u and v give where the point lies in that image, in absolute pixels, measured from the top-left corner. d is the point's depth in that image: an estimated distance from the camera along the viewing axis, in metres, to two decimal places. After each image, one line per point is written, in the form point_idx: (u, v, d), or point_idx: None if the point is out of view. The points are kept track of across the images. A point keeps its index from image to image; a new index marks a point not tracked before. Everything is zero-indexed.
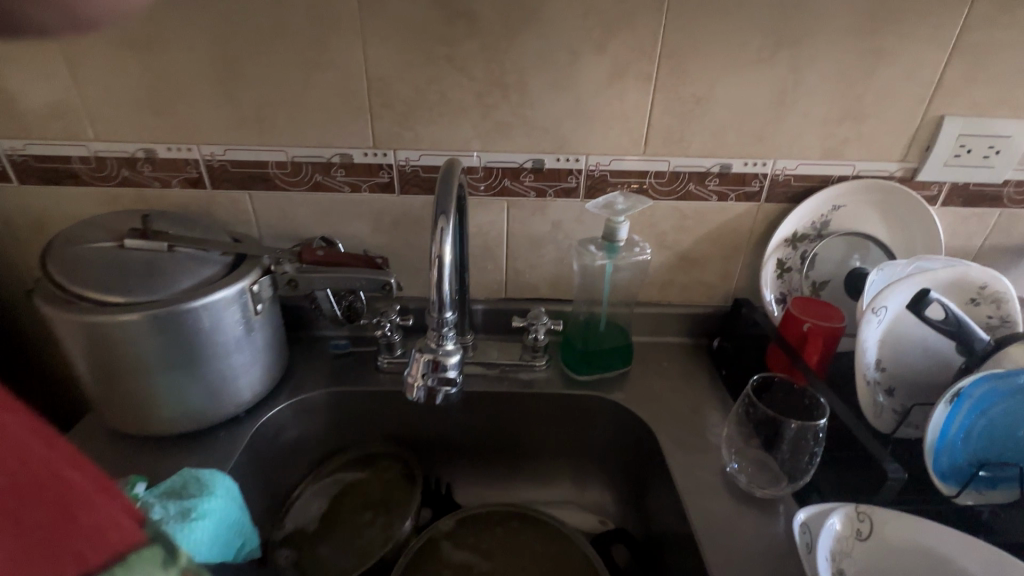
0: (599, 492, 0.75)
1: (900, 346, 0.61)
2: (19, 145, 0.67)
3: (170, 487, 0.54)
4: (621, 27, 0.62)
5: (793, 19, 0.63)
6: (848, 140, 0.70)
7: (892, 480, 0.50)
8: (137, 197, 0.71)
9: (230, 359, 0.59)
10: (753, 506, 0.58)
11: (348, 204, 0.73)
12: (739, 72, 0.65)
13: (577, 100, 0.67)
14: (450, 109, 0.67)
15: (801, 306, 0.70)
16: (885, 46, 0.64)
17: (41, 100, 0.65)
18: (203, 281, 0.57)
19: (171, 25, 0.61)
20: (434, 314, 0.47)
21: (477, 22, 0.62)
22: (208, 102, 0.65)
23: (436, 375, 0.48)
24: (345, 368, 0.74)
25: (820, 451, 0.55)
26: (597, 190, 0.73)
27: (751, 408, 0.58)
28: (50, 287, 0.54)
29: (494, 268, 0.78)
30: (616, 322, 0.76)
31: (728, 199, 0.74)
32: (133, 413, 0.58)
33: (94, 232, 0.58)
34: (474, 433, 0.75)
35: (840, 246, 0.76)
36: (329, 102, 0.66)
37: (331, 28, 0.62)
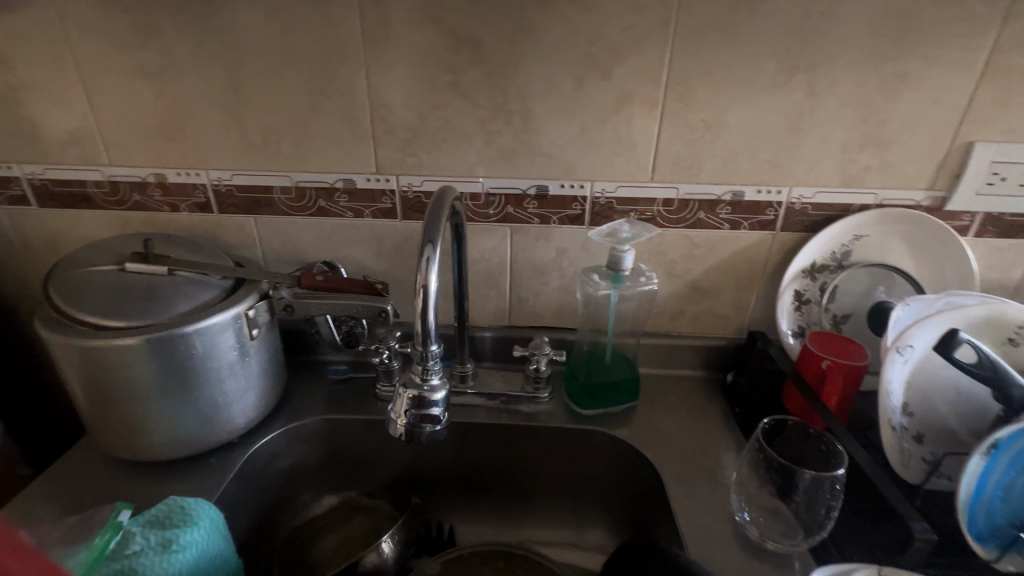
0: (603, 534, 0.71)
1: (928, 388, 0.57)
2: (38, 170, 0.69)
3: (154, 516, 0.52)
4: (627, 53, 0.61)
5: (808, 44, 0.60)
6: (870, 168, 0.67)
7: (921, 542, 0.44)
8: (148, 221, 0.72)
9: (223, 384, 0.59)
10: (765, 561, 0.53)
11: (351, 229, 0.72)
12: (751, 98, 0.63)
13: (582, 126, 0.65)
14: (453, 135, 0.66)
15: (820, 342, 0.66)
16: (909, 70, 0.61)
17: (60, 127, 0.67)
18: (199, 305, 0.57)
19: (183, 55, 0.62)
20: (419, 348, 0.45)
21: (481, 50, 0.61)
22: (216, 129, 0.66)
23: (419, 412, 0.46)
24: (343, 394, 0.73)
25: (839, 503, 0.50)
26: (603, 217, 0.71)
27: (762, 455, 0.54)
28: (51, 310, 0.55)
29: (497, 296, 0.77)
30: (622, 354, 0.72)
31: (741, 227, 0.71)
32: (125, 438, 0.58)
33: (98, 256, 0.59)
34: (472, 466, 0.72)
35: (863, 278, 0.71)
36: (333, 128, 0.66)
37: (337, 57, 0.62)
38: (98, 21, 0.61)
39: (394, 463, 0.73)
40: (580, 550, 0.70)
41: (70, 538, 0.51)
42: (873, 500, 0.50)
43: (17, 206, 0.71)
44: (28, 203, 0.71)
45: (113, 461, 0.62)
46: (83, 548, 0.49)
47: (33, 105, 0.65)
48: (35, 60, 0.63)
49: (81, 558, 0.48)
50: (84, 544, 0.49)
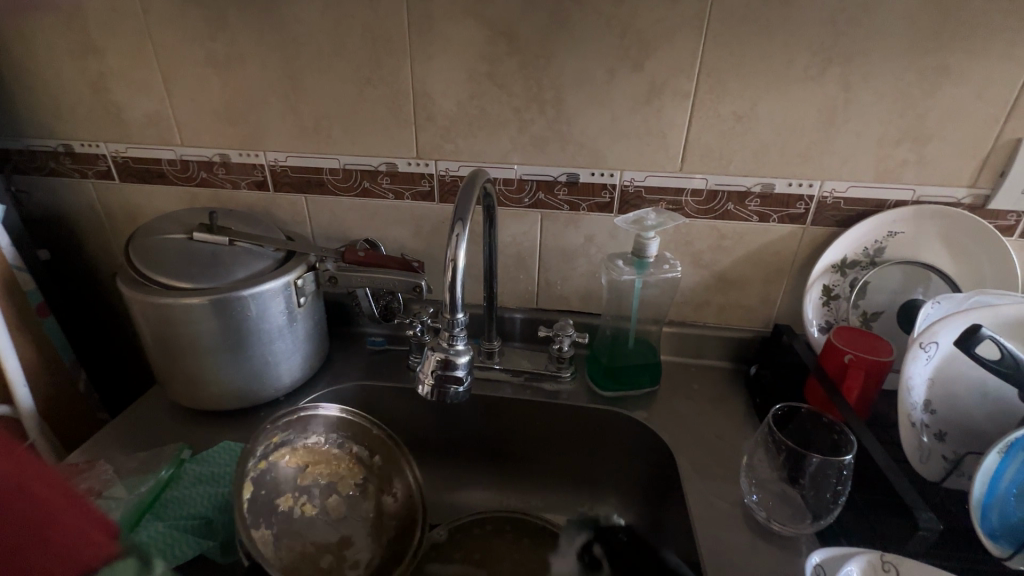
0: (619, 511, 0.73)
1: (954, 385, 0.56)
2: (121, 148, 0.78)
3: (209, 457, 0.59)
4: (659, 45, 0.63)
5: (844, 37, 0.60)
6: (908, 163, 0.66)
7: (926, 530, 0.45)
8: (212, 197, 0.80)
9: (273, 345, 0.65)
10: (771, 542, 0.54)
11: (392, 210, 0.77)
12: (783, 90, 0.64)
13: (613, 115, 0.67)
14: (489, 123, 0.70)
15: (844, 337, 0.66)
16: (950, 64, 0.60)
17: (140, 110, 0.75)
18: (255, 273, 0.63)
19: (247, 46, 0.69)
20: (446, 315, 0.49)
21: (517, 42, 0.65)
22: (274, 114, 0.72)
23: (444, 373, 0.50)
24: (379, 364, 0.79)
25: (847, 490, 0.52)
26: (631, 205, 0.73)
27: (772, 439, 0.56)
28: (131, 272, 0.62)
29: (526, 278, 0.80)
30: (645, 340, 0.74)
31: (770, 220, 0.71)
32: (189, 388, 0.65)
33: (171, 226, 0.66)
34: (494, 437, 0.77)
35: (897, 276, 0.70)
36: (378, 115, 0.71)
37: (384, 49, 0.67)
38: (176, 16, 0.68)
39: (423, 429, 0.78)
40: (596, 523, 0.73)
41: (142, 470, 0.58)
42: (882, 492, 0.51)
43: (102, 181, 0.80)
44: (111, 178, 0.80)
45: (176, 409, 0.70)
46: (152, 479, 0.56)
47: (118, 90, 0.74)
48: (121, 50, 0.71)
49: (150, 487, 0.55)
50: (152, 475, 0.57)
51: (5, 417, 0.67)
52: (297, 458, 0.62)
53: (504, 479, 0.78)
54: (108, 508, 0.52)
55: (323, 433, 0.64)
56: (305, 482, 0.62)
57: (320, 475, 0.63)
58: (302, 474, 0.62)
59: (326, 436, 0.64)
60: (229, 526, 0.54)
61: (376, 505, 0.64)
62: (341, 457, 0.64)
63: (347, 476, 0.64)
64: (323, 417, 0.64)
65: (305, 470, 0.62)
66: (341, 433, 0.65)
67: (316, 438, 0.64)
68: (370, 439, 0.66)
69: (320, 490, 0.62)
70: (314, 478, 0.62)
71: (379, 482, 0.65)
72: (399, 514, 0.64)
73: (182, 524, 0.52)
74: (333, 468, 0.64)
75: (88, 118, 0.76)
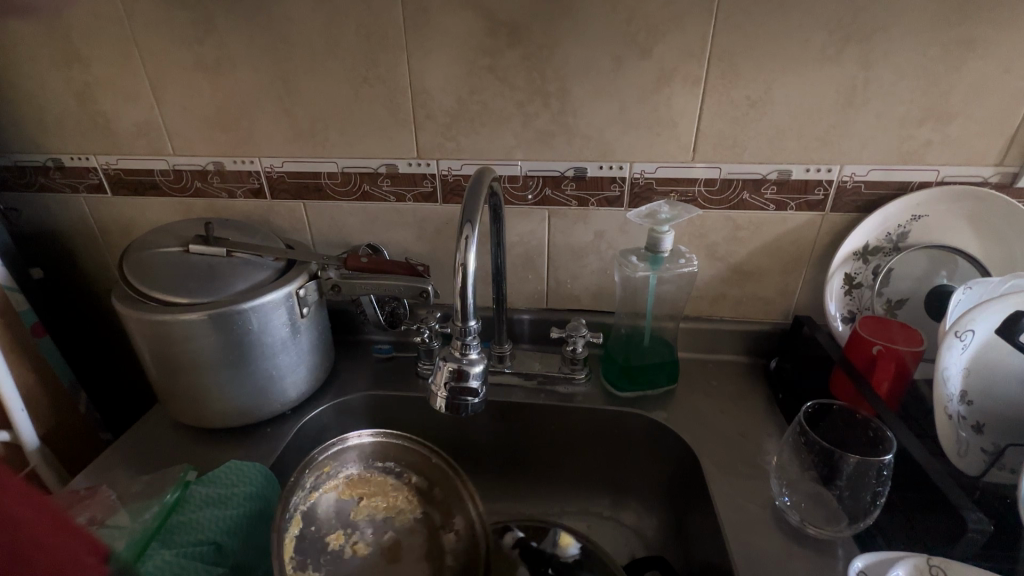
0: (641, 514, 0.71)
1: (991, 376, 0.54)
2: (112, 160, 0.75)
3: (214, 478, 0.56)
4: (667, 30, 0.60)
5: (863, 12, 0.57)
6: (931, 143, 0.63)
7: (976, 533, 0.43)
8: (208, 206, 0.77)
9: (276, 358, 0.62)
10: (806, 546, 0.52)
11: (393, 212, 0.75)
12: (799, 72, 0.61)
13: (621, 106, 0.65)
14: (492, 118, 0.67)
15: (871, 327, 0.64)
16: (976, 37, 0.57)
17: (130, 120, 0.72)
18: (255, 284, 0.60)
19: (237, 48, 0.66)
20: (458, 323, 0.47)
21: (519, 32, 0.62)
22: (269, 118, 0.70)
23: (457, 384, 0.48)
24: (387, 372, 0.77)
25: (886, 491, 0.49)
26: (642, 198, 0.70)
27: (804, 439, 0.54)
28: (126, 288, 0.60)
29: (534, 278, 0.78)
30: (661, 337, 0.72)
31: (788, 208, 0.68)
32: (192, 406, 0.63)
33: (166, 239, 0.64)
34: (510, 443, 0.74)
35: (921, 261, 0.67)
36: (376, 115, 0.68)
37: (379, 45, 0.64)
38: (161, 20, 0.65)
39: (435, 437, 0.75)
40: (618, 527, 0.70)
41: (147, 494, 0.56)
42: (924, 490, 0.49)
43: (93, 194, 0.78)
44: (103, 191, 0.77)
45: (180, 428, 0.68)
46: (156, 504, 0.54)
47: (106, 100, 0.71)
48: (106, 58, 0.68)
49: (154, 512, 0.53)
50: (156, 500, 0.54)
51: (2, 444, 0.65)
52: (351, 490, 0.59)
53: (521, 484, 0.76)
54: (111, 537, 0.50)
55: (376, 462, 0.62)
56: (357, 518, 0.58)
57: (374, 508, 0.59)
58: (357, 508, 0.59)
59: (379, 465, 0.62)
60: (240, 549, 0.52)
61: (435, 543, 0.58)
62: (399, 489, 0.61)
63: (406, 511, 0.60)
64: (383, 447, 0.63)
65: (358, 504, 0.59)
66: (398, 463, 0.63)
67: (375, 468, 0.62)
68: (428, 472, 0.62)
69: (373, 527, 0.58)
70: (367, 514, 0.59)
71: (441, 518, 0.60)
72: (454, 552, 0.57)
73: (191, 550, 0.50)
74: (389, 501, 0.60)
75: (76, 131, 0.73)
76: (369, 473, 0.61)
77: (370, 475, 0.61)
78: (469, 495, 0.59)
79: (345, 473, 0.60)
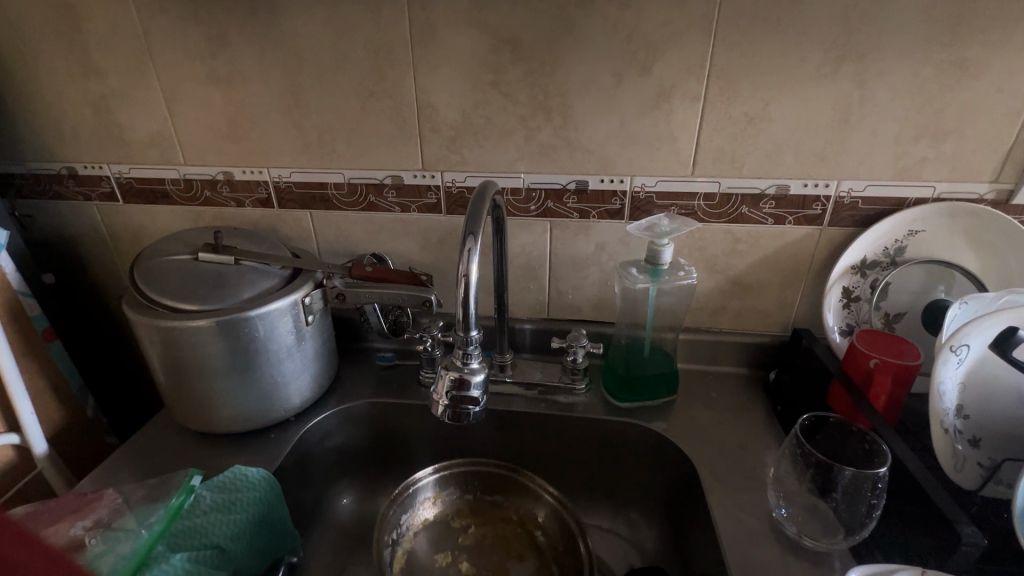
0: (641, 525, 0.71)
1: (986, 389, 0.54)
2: (124, 169, 0.77)
3: (220, 482, 0.56)
4: (667, 48, 0.62)
5: (858, 33, 0.59)
6: (926, 160, 0.64)
7: (968, 546, 0.43)
8: (217, 215, 0.79)
9: (281, 365, 0.63)
10: (804, 559, 0.52)
11: (399, 223, 0.76)
12: (796, 89, 0.62)
13: (622, 122, 0.66)
14: (496, 132, 0.68)
15: (868, 340, 0.64)
16: (969, 57, 0.58)
17: (143, 131, 0.74)
18: (262, 292, 0.61)
19: (249, 63, 0.68)
20: (460, 333, 0.48)
21: (523, 49, 0.63)
22: (278, 131, 0.72)
23: (458, 393, 0.49)
24: (390, 379, 0.78)
25: (882, 504, 0.50)
26: (642, 211, 0.71)
27: (801, 450, 0.54)
28: (136, 295, 0.61)
29: (536, 289, 0.79)
30: (661, 348, 0.73)
31: (786, 222, 0.69)
32: (197, 410, 0.64)
33: (176, 247, 0.65)
34: (510, 452, 0.75)
35: (919, 276, 0.68)
36: (383, 128, 0.70)
37: (387, 60, 0.66)
38: (176, 35, 0.67)
39: (439, 446, 0.76)
40: (617, 538, 0.71)
41: (152, 497, 0.57)
42: (918, 502, 0.49)
43: (106, 203, 0.80)
44: (115, 200, 0.79)
45: (186, 433, 0.69)
46: (161, 508, 0.54)
47: (120, 112, 0.73)
48: (121, 70, 0.70)
49: (159, 516, 0.53)
50: (162, 504, 0.55)
51: (14, 446, 0.66)
52: (462, 518, 0.71)
53: None
54: (117, 540, 0.51)
55: (480, 493, 0.72)
56: (467, 541, 0.68)
57: (480, 533, 0.69)
58: (467, 535, 0.69)
59: (485, 496, 0.72)
60: (243, 553, 0.54)
61: (538, 547, 0.67)
62: (504, 519, 0.70)
63: (512, 538, 0.68)
64: (484, 482, 0.72)
65: (468, 530, 0.69)
66: (501, 492, 0.72)
67: (480, 503, 0.72)
68: (524, 495, 0.70)
69: (481, 550, 0.68)
70: (477, 538, 0.69)
71: (550, 550, 0.66)
72: (557, 552, 0.66)
73: (196, 554, 0.52)
74: (497, 531, 0.69)
75: (91, 141, 0.75)
76: (473, 504, 0.72)
77: (473, 505, 0.72)
78: (541, 489, 0.69)
79: (454, 504, 0.71)
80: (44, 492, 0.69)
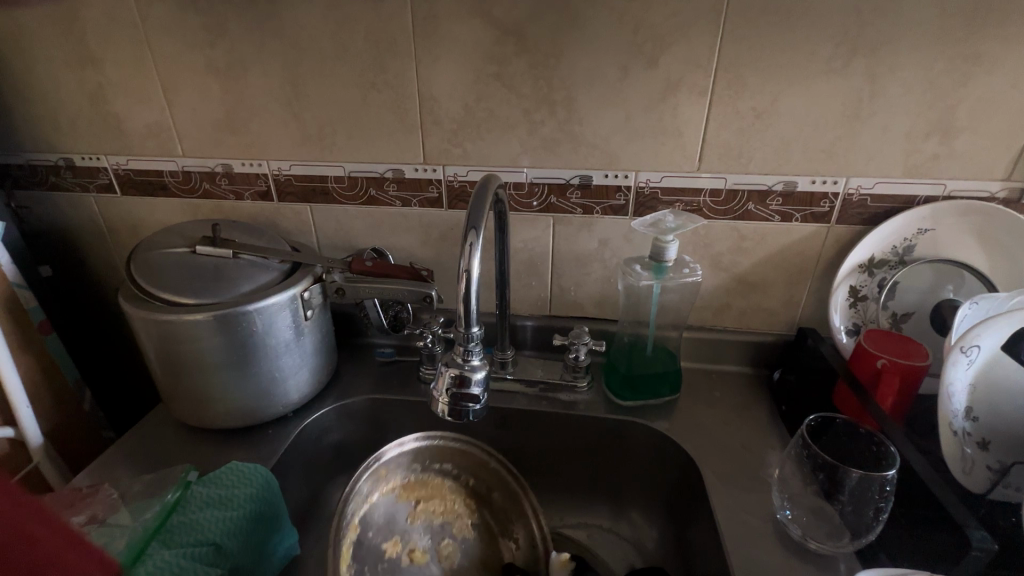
0: (640, 524, 0.70)
1: (997, 391, 0.53)
2: (122, 161, 0.76)
3: (215, 477, 0.56)
4: (675, 41, 0.60)
5: (870, 27, 0.57)
6: (938, 157, 0.63)
7: (980, 551, 0.42)
8: (216, 208, 0.78)
9: (279, 360, 0.63)
10: (808, 561, 0.51)
11: (399, 217, 0.75)
12: (806, 84, 0.61)
13: (627, 116, 0.65)
14: (499, 125, 0.67)
15: (875, 341, 0.63)
16: (984, 52, 0.57)
17: (141, 122, 0.73)
18: (261, 286, 0.61)
19: (248, 53, 0.67)
20: (461, 329, 0.47)
21: (527, 41, 0.62)
22: (278, 122, 0.71)
23: (459, 390, 0.48)
24: (388, 376, 0.77)
25: (889, 507, 0.49)
26: (647, 207, 0.70)
27: (807, 452, 0.54)
28: (133, 288, 0.60)
29: (538, 285, 0.78)
30: (664, 346, 0.72)
31: (793, 219, 0.68)
32: (194, 405, 0.63)
33: (174, 240, 0.64)
34: (509, 450, 0.74)
35: (928, 275, 0.67)
36: (384, 120, 0.69)
37: (389, 51, 0.65)
38: (175, 24, 0.66)
39: None
40: (617, 538, 0.70)
41: (149, 493, 0.56)
42: (925, 505, 0.48)
43: (104, 194, 0.79)
44: (113, 191, 0.78)
45: (182, 428, 0.68)
46: (157, 504, 0.54)
47: (118, 102, 0.72)
48: (120, 60, 0.69)
49: (155, 512, 0.53)
50: (158, 499, 0.55)
51: (10, 440, 0.65)
52: (410, 494, 0.69)
53: None
54: (112, 536, 0.51)
55: (434, 466, 0.70)
56: (417, 521, 0.67)
57: (432, 512, 0.68)
58: (414, 511, 0.67)
59: (438, 467, 0.70)
60: (239, 551, 0.52)
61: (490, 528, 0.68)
62: (453, 494, 0.70)
63: (459, 515, 0.68)
64: (440, 455, 0.70)
65: (416, 508, 0.68)
66: (454, 465, 0.70)
67: (431, 475, 0.70)
68: (485, 472, 0.70)
69: (433, 529, 0.67)
70: (428, 518, 0.67)
71: (501, 526, 0.68)
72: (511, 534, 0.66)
73: (192, 550, 0.50)
74: (446, 505, 0.69)
75: (89, 132, 0.74)
76: (428, 478, 0.70)
77: (427, 480, 0.70)
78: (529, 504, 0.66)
79: (404, 479, 0.69)
80: (41, 487, 0.69)
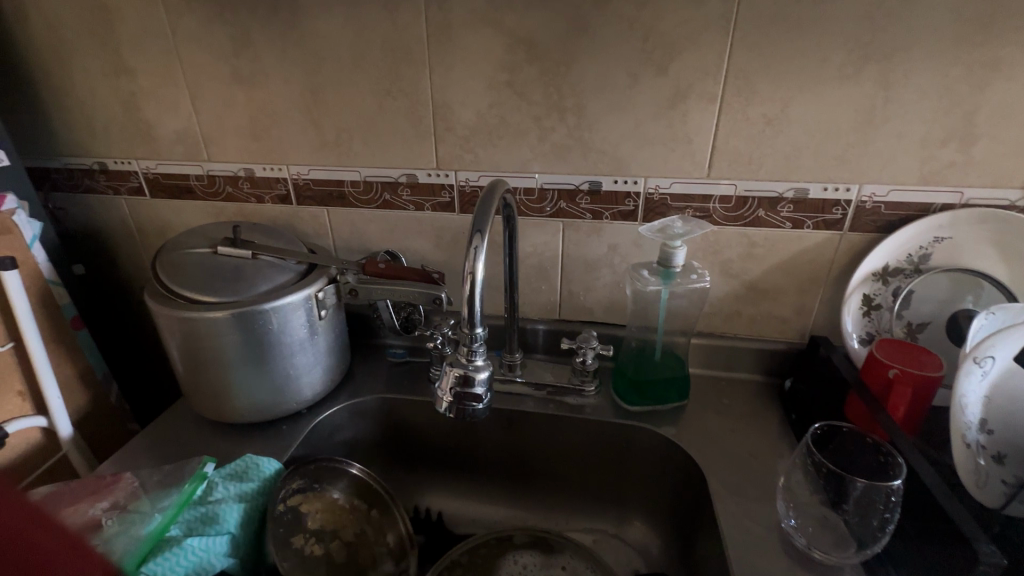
0: (644, 530, 0.71)
1: (1014, 403, 0.51)
2: (151, 165, 0.80)
3: (233, 470, 0.59)
4: (684, 48, 0.61)
5: (883, 33, 0.57)
6: (955, 164, 0.62)
7: (987, 566, 0.41)
8: (238, 211, 0.81)
9: (294, 357, 0.65)
10: (812, 570, 0.51)
11: (412, 220, 0.77)
12: (817, 90, 0.61)
13: (637, 123, 0.66)
14: (510, 132, 0.69)
15: (889, 350, 0.62)
16: (1002, 57, 0.56)
17: (169, 128, 0.76)
18: (277, 286, 0.63)
19: (270, 61, 0.69)
20: (465, 330, 0.48)
21: (538, 49, 0.63)
22: (298, 129, 0.73)
23: (462, 389, 0.49)
24: (400, 375, 0.79)
25: (894, 518, 0.49)
26: (657, 213, 0.70)
27: (811, 461, 0.53)
28: (157, 287, 0.63)
29: (548, 289, 0.78)
30: (672, 351, 0.72)
31: (805, 226, 0.68)
32: (213, 401, 0.65)
33: (196, 241, 0.67)
34: (516, 452, 0.75)
35: (945, 284, 0.66)
36: (399, 127, 0.71)
37: (404, 60, 0.67)
38: (202, 35, 0.69)
39: (445, 444, 0.77)
40: (620, 543, 0.70)
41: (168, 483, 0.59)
42: (933, 518, 0.48)
43: (133, 196, 0.83)
44: (143, 194, 0.82)
45: (201, 422, 0.71)
46: (175, 493, 0.56)
47: (148, 109, 0.76)
48: (151, 70, 0.73)
49: (172, 500, 0.55)
50: (176, 489, 0.56)
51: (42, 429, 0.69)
52: (309, 504, 0.62)
53: (526, 493, 0.76)
54: (131, 521, 0.53)
55: (324, 486, 0.64)
56: (311, 525, 0.61)
57: (325, 523, 0.62)
58: (312, 521, 0.61)
59: (324, 488, 0.64)
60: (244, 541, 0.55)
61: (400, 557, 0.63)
62: (344, 508, 0.64)
63: (347, 526, 0.63)
64: (342, 473, 0.66)
65: (311, 514, 0.61)
66: (344, 491, 0.65)
67: (331, 492, 0.64)
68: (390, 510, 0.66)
69: (323, 533, 0.61)
70: (321, 522, 0.61)
71: (374, 534, 0.64)
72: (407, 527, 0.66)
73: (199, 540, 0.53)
74: (336, 519, 0.63)
75: (121, 137, 0.78)
76: (319, 493, 0.63)
77: (314, 494, 0.63)
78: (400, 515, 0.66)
79: (302, 488, 0.62)
80: (69, 475, 0.72)
